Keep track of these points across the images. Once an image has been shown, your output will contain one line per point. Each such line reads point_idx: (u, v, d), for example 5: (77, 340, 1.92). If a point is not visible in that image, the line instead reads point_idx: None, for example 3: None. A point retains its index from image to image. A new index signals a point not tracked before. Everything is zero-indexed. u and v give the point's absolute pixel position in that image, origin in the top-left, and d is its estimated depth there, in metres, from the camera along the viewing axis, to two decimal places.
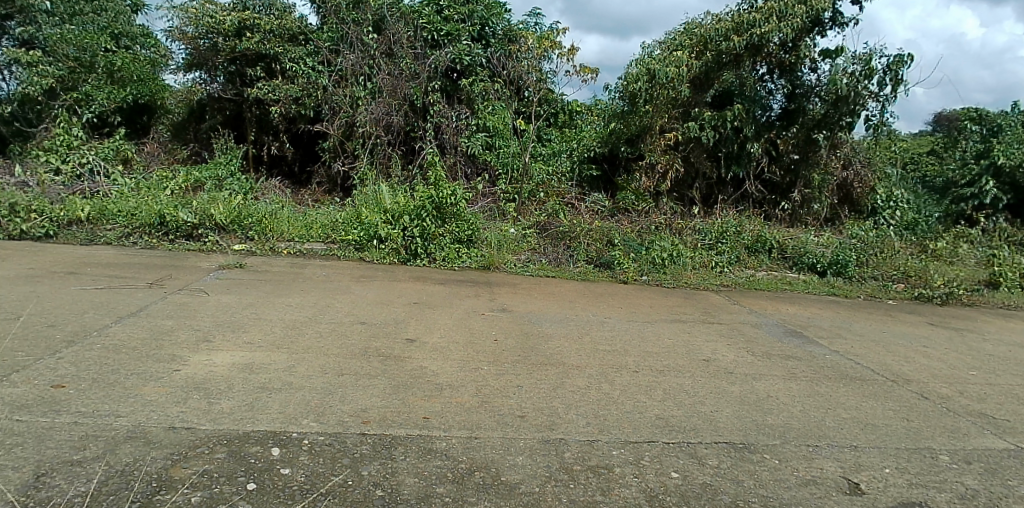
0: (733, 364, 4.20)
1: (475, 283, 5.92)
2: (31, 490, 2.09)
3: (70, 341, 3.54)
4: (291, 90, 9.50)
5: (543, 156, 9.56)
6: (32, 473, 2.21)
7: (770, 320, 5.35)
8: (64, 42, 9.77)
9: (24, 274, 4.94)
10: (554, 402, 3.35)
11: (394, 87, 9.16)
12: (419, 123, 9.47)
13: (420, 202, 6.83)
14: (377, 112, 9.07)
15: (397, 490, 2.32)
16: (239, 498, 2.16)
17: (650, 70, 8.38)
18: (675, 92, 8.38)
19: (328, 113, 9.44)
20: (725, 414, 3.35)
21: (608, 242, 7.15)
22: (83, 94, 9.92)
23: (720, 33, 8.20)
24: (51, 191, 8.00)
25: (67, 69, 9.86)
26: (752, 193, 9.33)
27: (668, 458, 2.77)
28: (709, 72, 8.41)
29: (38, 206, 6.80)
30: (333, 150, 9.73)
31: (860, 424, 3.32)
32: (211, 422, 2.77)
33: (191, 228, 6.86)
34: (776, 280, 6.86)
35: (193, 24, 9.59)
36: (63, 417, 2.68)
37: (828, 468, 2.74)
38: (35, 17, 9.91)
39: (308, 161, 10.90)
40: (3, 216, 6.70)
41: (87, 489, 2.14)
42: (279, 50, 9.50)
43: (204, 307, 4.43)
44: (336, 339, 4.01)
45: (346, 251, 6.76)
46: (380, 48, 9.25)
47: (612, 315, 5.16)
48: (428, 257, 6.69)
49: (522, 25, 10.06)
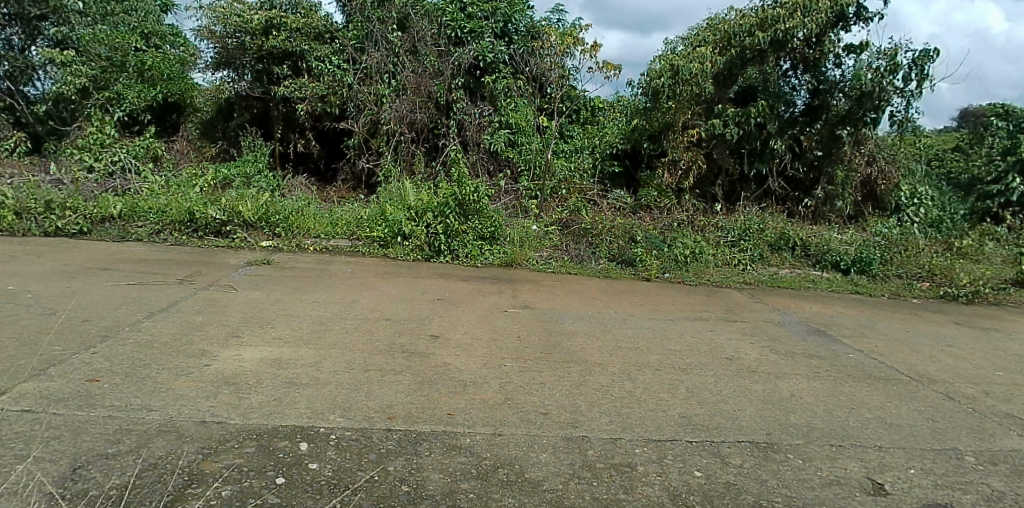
0: (756, 363, 4.18)
1: (497, 280, 5.92)
2: (68, 482, 2.15)
3: (104, 335, 3.60)
4: (316, 88, 9.57)
5: (565, 152, 9.59)
6: (69, 466, 2.27)
7: (793, 318, 5.30)
8: (96, 42, 9.96)
9: (60, 270, 5.04)
10: (576, 400, 3.36)
11: (418, 84, 9.23)
12: (442, 120, 9.46)
13: (443, 199, 6.87)
14: (401, 109, 9.16)
15: (422, 485, 2.34)
16: (269, 492, 2.20)
17: (674, 67, 8.52)
18: (699, 88, 8.26)
19: (353, 111, 9.53)
20: (748, 413, 3.33)
21: (630, 239, 7.06)
22: (115, 93, 10.12)
23: (744, 28, 8.12)
24: (85, 188, 8.07)
25: (100, 69, 10.06)
26: (775, 190, 9.17)
27: (691, 457, 2.76)
28: (732, 68, 8.25)
29: (73, 203, 6.91)
30: (357, 147, 9.78)
31: (884, 424, 3.29)
32: (241, 416, 2.82)
33: (220, 225, 6.95)
34: (799, 278, 6.79)
35: (222, 23, 9.74)
36: (98, 410, 2.74)
37: (851, 469, 2.72)
38: (67, 17, 10.18)
39: (334, 159, 10.92)
40: (39, 213, 6.82)
41: (122, 481, 2.19)
42: (305, 47, 9.61)
43: (234, 303, 4.49)
44: (361, 335, 4.05)
45: (370, 248, 6.79)
46: (405, 46, 9.31)
47: (634, 312, 5.14)
48: (451, 254, 6.70)
49: (543, 22, 9.98)
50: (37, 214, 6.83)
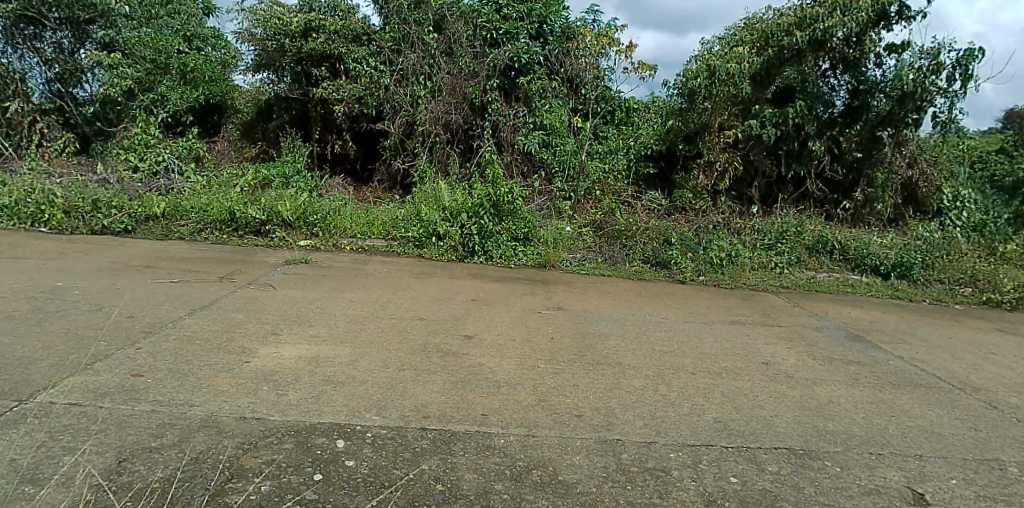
0: (793, 368, 4.09)
1: (529, 281, 5.92)
2: (113, 475, 2.20)
3: (148, 331, 3.68)
4: (354, 89, 9.66)
5: (599, 154, 9.48)
6: (115, 458, 2.32)
7: (831, 323, 5.17)
8: (141, 46, 10.25)
9: (106, 267, 5.18)
10: (610, 402, 3.32)
11: (453, 85, 9.25)
12: (477, 121, 9.50)
13: (478, 200, 6.89)
14: (437, 111, 9.22)
15: (456, 485, 2.34)
16: (306, 488, 2.21)
17: (710, 66, 8.39)
18: (737, 88, 8.14)
19: (389, 112, 9.62)
20: (786, 419, 3.25)
21: (665, 242, 6.96)
22: (159, 95, 10.38)
23: (782, 28, 8.01)
24: (130, 187, 8.29)
25: (144, 71, 10.34)
26: (814, 193, 9.01)
27: (727, 462, 2.71)
28: (769, 68, 8.20)
29: (118, 202, 7.11)
30: (393, 148, 9.89)
31: (925, 433, 3.18)
32: (279, 413, 2.85)
33: (259, 225, 7.07)
34: (837, 282, 6.63)
35: (262, 26, 9.90)
36: (143, 405, 2.80)
37: (891, 478, 2.63)
38: (114, 21, 10.40)
39: (370, 160, 11.06)
40: (86, 212, 7.04)
41: (165, 475, 2.23)
42: (343, 50, 9.73)
43: (272, 301, 4.56)
44: (396, 334, 4.07)
45: (405, 248, 6.83)
46: (440, 47, 9.36)
47: (669, 315, 5.07)
48: (485, 254, 6.71)
49: (579, 23, 9.91)
50: (84, 213, 7.03)
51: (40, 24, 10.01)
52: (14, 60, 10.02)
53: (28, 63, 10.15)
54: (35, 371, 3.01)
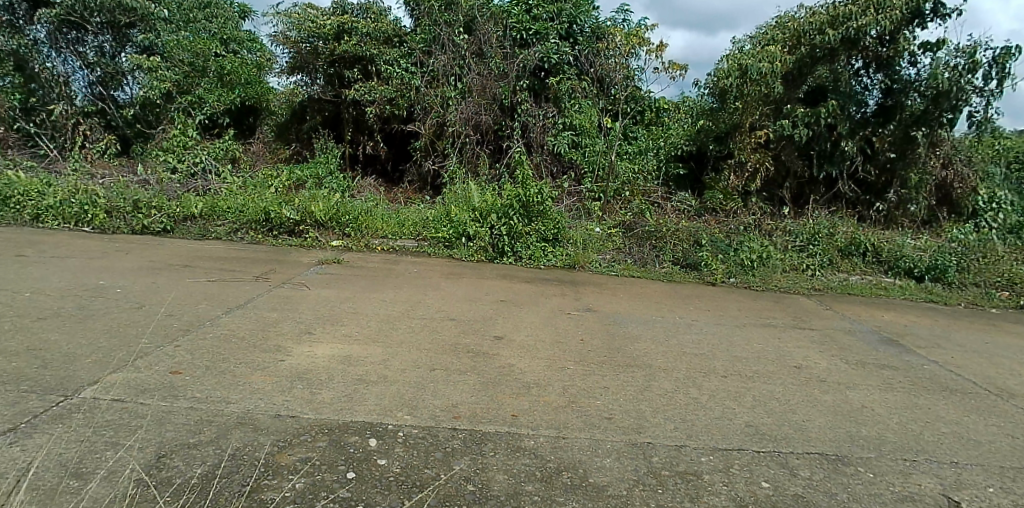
0: (826, 372, 4.02)
1: (558, 282, 5.92)
2: (154, 470, 2.24)
3: (186, 329, 3.75)
4: (385, 90, 9.80)
5: (628, 155, 9.50)
6: (155, 453, 2.37)
7: (864, 327, 5.07)
8: (180, 49, 10.41)
9: (145, 266, 5.29)
10: (641, 405, 3.30)
11: (484, 86, 9.21)
12: (507, 122, 9.52)
13: (507, 201, 6.89)
14: (467, 111, 9.19)
15: (487, 485, 2.34)
16: (340, 486, 2.23)
17: (741, 66, 8.25)
18: (768, 88, 8.08)
19: (421, 114, 9.67)
20: (818, 424, 3.20)
21: (695, 243, 6.88)
22: (196, 97, 10.60)
23: (814, 26, 7.89)
24: (169, 190, 8.35)
25: (183, 74, 10.53)
26: (846, 193, 8.86)
27: (758, 467, 2.67)
28: (802, 68, 8.06)
29: (158, 202, 7.25)
30: (424, 149, 9.99)
31: (961, 440, 3.10)
32: (313, 411, 2.88)
33: (293, 225, 7.16)
34: (870, 285, 6.51)
35: (296, 29, 10.04)
36: (182, 401, 2.85)
37: (926, 485, 2.58)
38: (154, 25, 10.53)
39: (400, 161, 11.16)
40: (127, 212, 7.19)
41: (203, 471, 2.27)
42: (375, 52, 9.87)
43: (306, 300, 4.61)
44: (427, 334, 4.10)
45: (435, 248, 6.86)
46: (471, 48, 9.35)
47: (699, 317, 5.03)
48: (514, 255, 6.71)
49: (609, 23, 9.86)
50: (125, 213, 7.19)
51: (82, 29, 10.23)
52: (58, 64, 10.36)
53: (72, 66, 10.46)
54: (79, 367, 3.08)
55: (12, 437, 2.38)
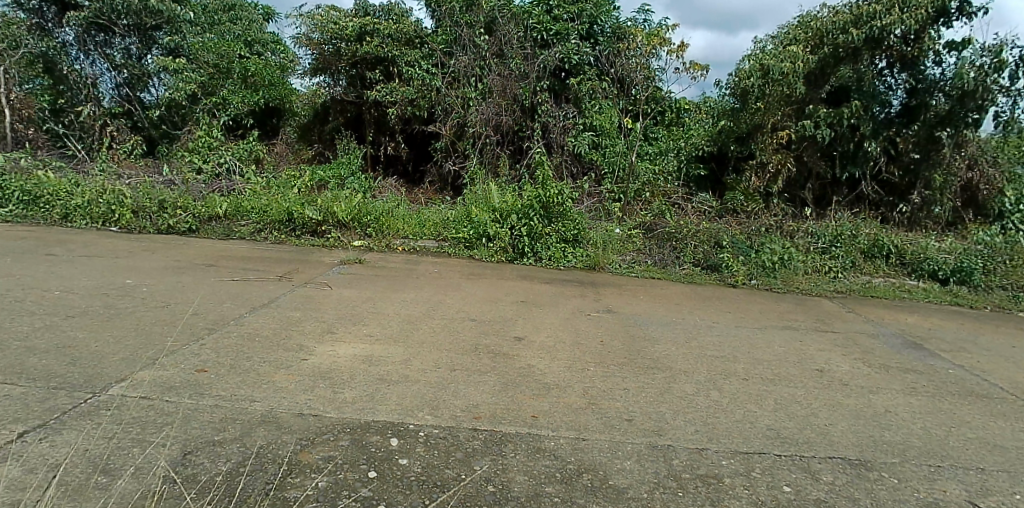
0: (848, 376, 3.96)
1: (578, 283, 5.91)
2: (180, 467, 2.27)
3: (210, 328, 3.80)
4: (406, 91, 9.81)
5: (649, 155, 9.55)
6: (180, 451, 2.39)
7: (887, 330, 5.00)
8: (204, 50, 10.55)
9: (170, 265, 5.36)
10: (661, 407, 3.28)
11: (504, 86, 9.30)
12: (527, 123, 9.51)
13: (527, 201, 6.88)
14: (487, 112, 9.29)
15: (507, 486, 2.34)
16: (362, 485, 2.24)
17: (763, 66, 8.17)
18: (790, 88, 8.01)
19: (440, 114, 9.75)
20: (841, 428, 3.16)
21: (716, 245, 6.83)
22: (221, 98, 10.67)
23: (838, 26, 7.81)
24: (194, 189, 8.40)
25: (207, 76, 10.68)
26: (869, 195, 8.78)
27: (780, 471, 2.64)
28: (825, 67, 7.99)
29: (183, 202, 7.32)
30: (444, 150, 10.01)
31: (987, 446, 3.04)
32: (335, 410, 2.89)
33: (316, 225, 7.23)
34: (893, 287, 6.42)
35: (319, 31, 10.18)
36: (207, 399, 2.88)
37: (951, 491, 2.53)
38: (180, 27, 10.71)
39: (421, 162, 11.20)
40: (153, 212, 7.28)
41: (228, 469, 2.29)
42: (396, 53, 9.93)
43: (328, 300, 4.64)
44: (447, 334, 4.11)
45: (455, 249, 6.88)
46: (491, 49, 9.45)
47: (720, 319, 4.98)
48: (534, 256, 6.71)
49: (630, 22, 9.82)
50: (151, 213, 7.29)
51: (109, 31, 10.40)
52: (86, 66, 10.54)
53: (99, 68, 10.63)
54: (107, 365, 3.13)
55: (43, 433, 2.42)
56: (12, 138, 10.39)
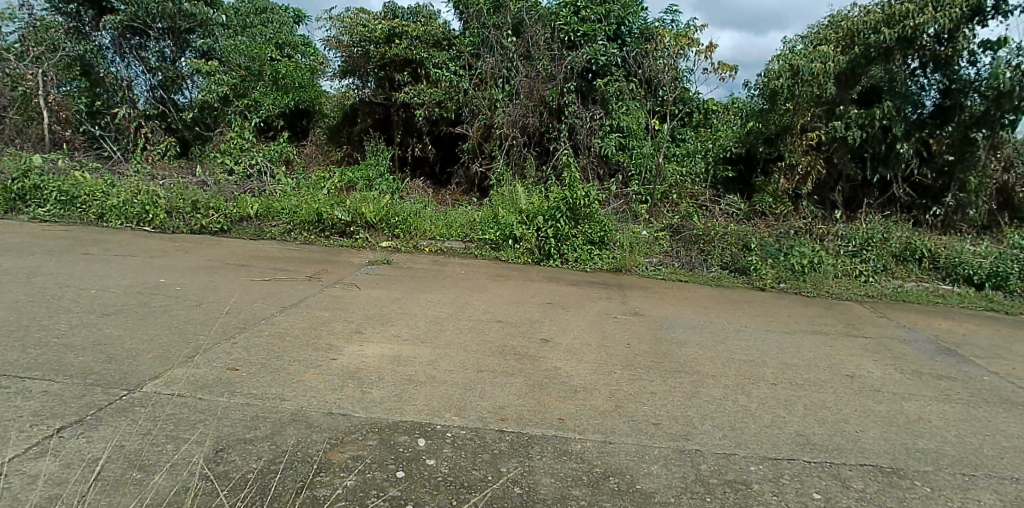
0: (880, 382, 3.89)
1: (604, 285, 5.87)
2: (212, 463, 2.30)
3: (242, 327, 3.84)
4: (434, 93, 9.88)
5: (677, 157, 9.39)
6: (213, 448, 2.43)
7: (920, 336, 4.89)
8: (236, 53, 10.84)
9: (202, 265, 5.45)
10: (689, 411, 3.24)
11: (532, 88, 9.29)
12: (555, 124, 9.48)
13: (554, 203, 6.84)
14: (514, 114, 9.28)
15: (534, 488, 2.33)
16: (390, 485, 2.26)
17: (793, 66, 7.99)
18: (820, 88, 7.90)
19: (468, 116, 9.79)
20: (871, 435, 3.10)
21: (744, 247, 6.75)
22: (252, 100, 10.90)
23: (869, 26, 7.69)
24: (227, 190, 8.50)
25: (240, 78, 10.89)
26: (900, 197, 8.58)
27: (810, 477, 2.60)
28: (855, 68, 7.86)
29: (215, 203, 7.43)
30: (471, 151, 10.06)
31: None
32: (364, 410, 2.91)
33: (344, 226, 7.29)
34: (927, 292, 6.28)
35: (348, 33, 10.30)
36: (238, 397, 2.91)
37: (986, 501, 2.47)
38: (212, 30, 10.99)
39: (449, 162, 11.24)
40: (186, 212, 7.41)
41: (259, 466, 2.32)
42: (424, 55, 10.03)
43: (356, 300, 4.68)
44: (474, 335, 4.11)
45: (482, 250, 6.89)
46: (519, 51, 9.44)
47: (749, 323, 4.92)
48: (560, 258, 6.70)
49: (658, 23, 9.76)
50: (184, 213, 7.42)
51: (144, 35, 10.75)
52: (122, 69, 10.91)
53: (134, 71, 10.94)
54: (141, 362, 3.19)
55: (80, 429, 2.47)
56: (50, 139, 10.59)
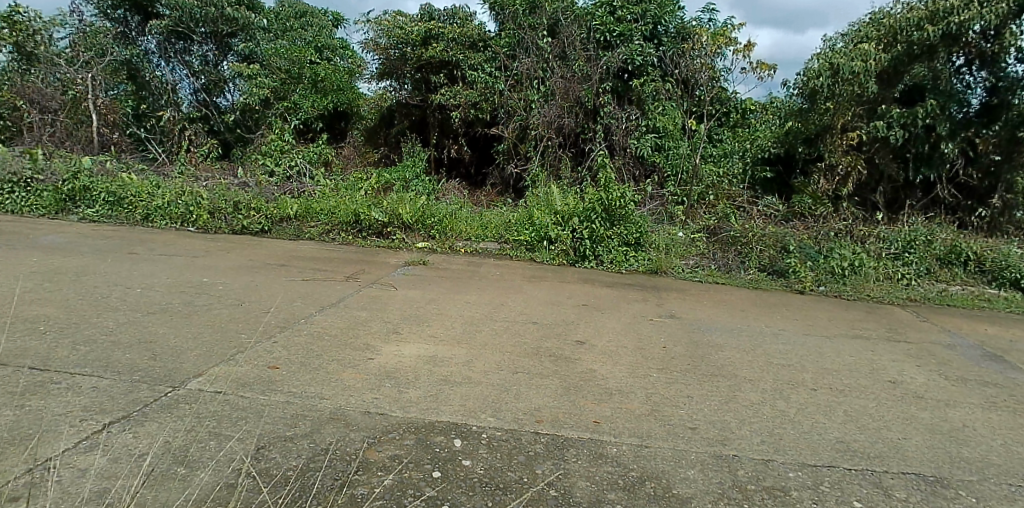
0: (924, 388, 3.78)
1: (640, 287, 5.82)
2: (254, 460, 2.34)
3: (281, 326, 3.91)
4: (470, 94, 9.91)
5: (713, 157, 9.33)
6: (254, 445, 2.47)
7: (965, 341, 4.74)
8: (277, 57, 11.10)
9: (245, 265, 5.56)
10: (726, 416, 3.20)
11: (567, 89, 9.26)
12: (590, 124, 9.49)
13: (590, 204, 6.83)
14: (550, 114, 9.28)
15: (569, 491, 2.32)
16: (426, 484, 2.27)
17: (832, 66, 7.78)
18: (862, 87, 7.73)
19: (503, 117, 9.80)
20: (914, 443, 3.01)
21: (782, 249, 6.63)
22: (292, 103, 11.21)
23: (912, 22, 7.50)
24: (268, 191, 8.69)
25: (280, 81, 11.18)
26: (944, 198, 8.35)
27: (850, 485, 2.54)
28: (898, 66, 7.73)
29: (256, 204, 7.58)
30: (507, 152, 10.07)
31: None
32: (401, 409, 2.93)
33: (381, 226, 7.36)
34: (973, 296, 6.09)
35: (386, 36, 10.40)
36: (279, 395, 2.96)
37: None
38: (253, 34, 11.13)
39: (484, 164, 11.25)
40: (228, 213, 7.57)
41: (299, 464, 2.35)
42: (461, 57, 10.07)
43: (393, 300, 4.72)
44: (510, 337, 4.11)
45: (517, 251, 6.91)
46: (554, 51, 9.45)
47: (787, 327, 4.83)
48: (596, 259, 6.68)
49: (695, 23, 9.63)
50: (226, 214, 7.58)
51: (188, 39, 10.98)
52: (166, 73, 11.17)
53: (179, 74, 11.21)
54: (185, 360, 3.26)
55: (127, 424, 2.54)
56: (99, 141, 10.92)
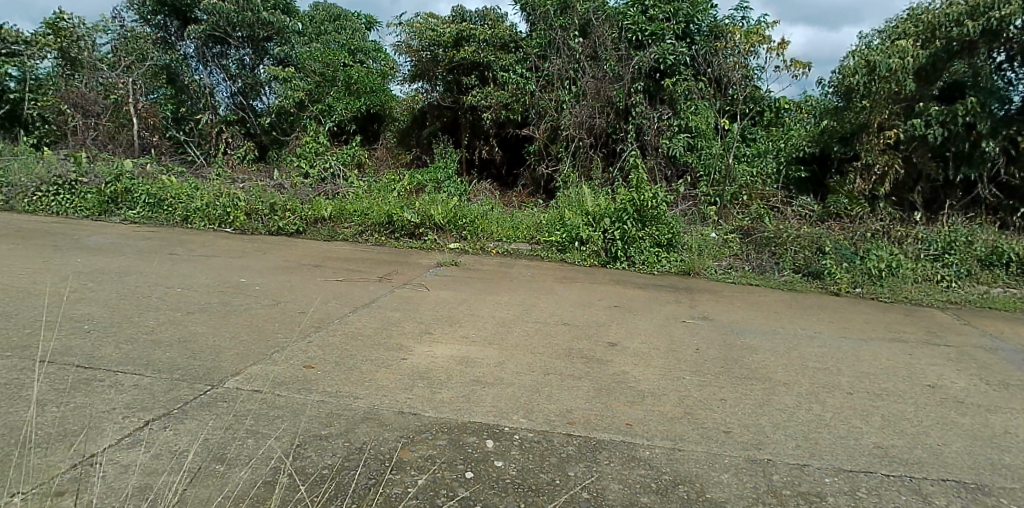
0: (965, 393, 3.68)
1: (671, 289, 5.78)
2: (290, 458, 2.38)
3: (316, 326, 3.96)
4: (501, 96, 9.98)
5: (747, 157, 9.24)
6: (291, 443, 2.51)
7: (1007, 345, 4.60)
8: (312, 60, 11.21)
9: (280, 265, 5.66)
10: (760, 420, 3.16)
11: (598, 89, 9.29)
12: (622, 125, 9.43)
13: (621, 205, 6.81)
14: (581, 114, 9.29)
15: (602, 494, 2.31)
16: (459, 485, 2.28)
17: (869, 62, 7.73)
18: (899, 85, 7.60)
19: (535, 118, 9.87)
20: (955, 449, 2.94)
21: (818, 250, 6.52)
22: (326, 105, 11.27)
23: (952, 18, 7.34)
24: (303, 192, 8.83)
25: (314, 83, 11.31)
26: (986, 198, 8.08)
27: (888, 491, 2.49)
28: (936, 62, 7.55)
29: (291, 205, 7.71)
30: (538, 153, 10.15)
31: None
32: (434, 410, 2.95)
33: (413, 227, 7.42)
34: (1016, 299, 5.91)
35: (418, 38, 10.52)
36: (314, 395, 3.00)
37: None
38: (288, 37, 11.35)
39: (515, 164, 11.32)
40: (264, 213, 7.71)
41: (334, 462, 2.38)
42: (492, 58, 10.09)
43: (425, 301, 4.76)
44: (542, 338, 4.11)
45: (548, 253, 6.92)
46: (585, 51, 9.47)
47: (823, 329, 4.75)
48: (627, 260, 6.66)
49: (728, 20, 9.49)
50: (263, 215, 7.72)
51: (225, 43, 11.29)
52: (204, 77, 11.42)
53: (216, 79, 11.44)
54: (223, 358, 3.33)
55: (168, 421, 2.60)
56: (139, 144, 11.20)
